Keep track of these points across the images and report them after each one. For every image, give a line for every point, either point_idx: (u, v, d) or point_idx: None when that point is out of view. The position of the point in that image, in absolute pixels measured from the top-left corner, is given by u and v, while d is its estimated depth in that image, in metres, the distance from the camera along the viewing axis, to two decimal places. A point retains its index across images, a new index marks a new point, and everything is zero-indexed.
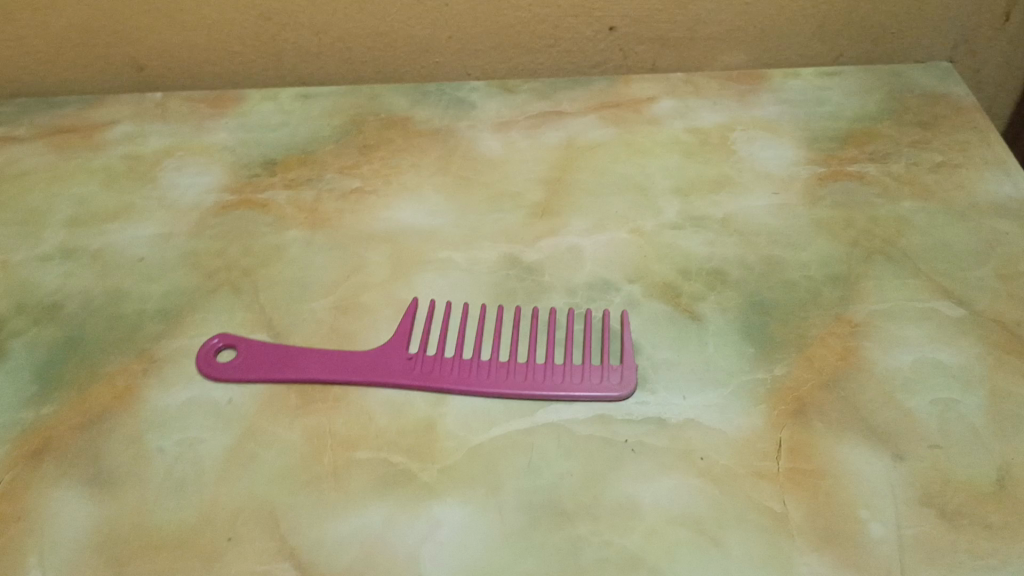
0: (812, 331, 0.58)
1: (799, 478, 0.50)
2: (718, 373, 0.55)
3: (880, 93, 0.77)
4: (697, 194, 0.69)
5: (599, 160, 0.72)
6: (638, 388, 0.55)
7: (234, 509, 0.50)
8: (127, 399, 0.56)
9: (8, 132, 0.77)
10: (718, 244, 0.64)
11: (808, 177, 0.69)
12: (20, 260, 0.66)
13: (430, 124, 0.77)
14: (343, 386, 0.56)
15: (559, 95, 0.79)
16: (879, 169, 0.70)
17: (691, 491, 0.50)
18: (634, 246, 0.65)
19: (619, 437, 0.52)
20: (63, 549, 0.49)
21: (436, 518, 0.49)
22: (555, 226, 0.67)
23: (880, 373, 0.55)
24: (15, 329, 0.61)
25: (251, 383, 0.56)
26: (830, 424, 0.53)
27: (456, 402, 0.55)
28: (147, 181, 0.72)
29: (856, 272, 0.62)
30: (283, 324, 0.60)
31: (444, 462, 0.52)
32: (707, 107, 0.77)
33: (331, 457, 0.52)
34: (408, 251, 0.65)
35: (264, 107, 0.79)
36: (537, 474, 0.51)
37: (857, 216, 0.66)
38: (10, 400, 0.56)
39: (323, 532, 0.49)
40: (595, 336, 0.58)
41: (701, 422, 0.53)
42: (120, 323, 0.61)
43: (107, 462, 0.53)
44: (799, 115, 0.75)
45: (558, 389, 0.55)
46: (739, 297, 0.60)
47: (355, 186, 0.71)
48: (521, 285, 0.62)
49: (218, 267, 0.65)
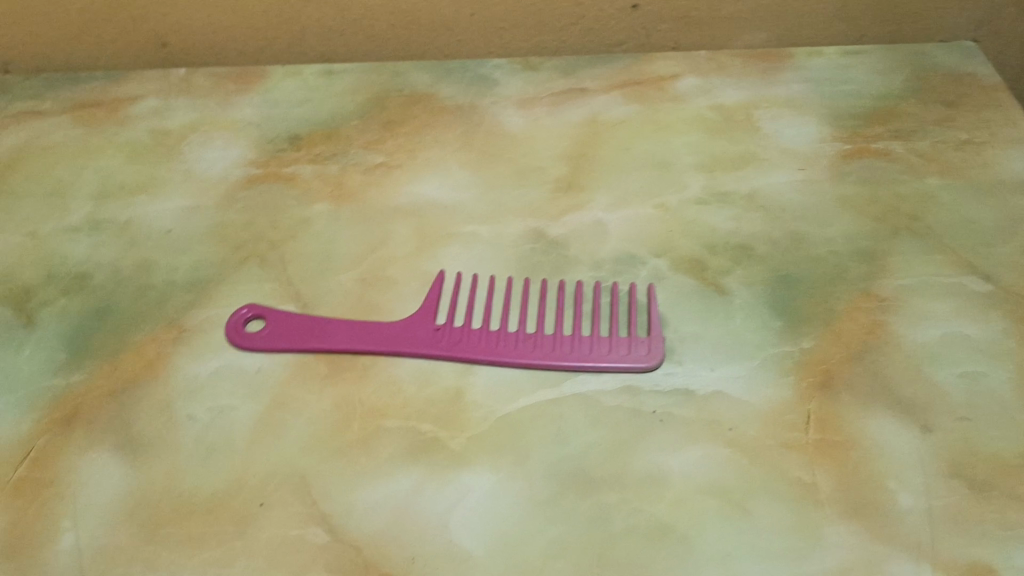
0: (838, 305, 0.58)
1: (828, 449, 0.50)
2: (745, 346, 0.56)
3: (904, 71, 0.77)
4: (722, 171, 0.69)
5: (623, 137, 0.72)
6: (665, 359, 0.55)
7: (265, 475, 0.51)
8: (157, 367, 0.57)
9: (33, 107, 0.78)
10: (743, 219, 0.65)
11: (833, 154, 0.69)
12: (48, 231, 0.67)
13: (454, 100, 0.77)
14: (371, 356, 0.56)
15: (583, 72, 0.79)
16: (904, 147, 0.70)
17: (719, 461, 0.50)
18: (659, 221, 0.65)
19: (647, 408, 0.53)
20: (97, 512, 0.50)
21: (465, 486, 0.49)
22: (580, 201, 0.67)
23: (906, 347, 0.55)
24: (45, 299, 0.61)
25: (280, 352, 0.57)
26: (857, 396, 0.53)
27: (483, 372, 0.55)
28: (172, 155, 0.73)
29: (881, 248, 0.62)
30: (310, 295, 0.61)
31: (473, 431, 0.52)
32: (731, 85, 0.77)
33: (361, 425, 0.53)
34: (434, 225, 0.65)
35: (287, 82, 0.79)
36: (565, 443, 0.51)
37: (882, 192, 0.66)
38: (41, 367, 0.57)
39: (354, 498, 0.49)
40: (621, 309, 0.58)
41: (728, 394, 0.53)
42: (149, 294, 0.61)
43: (139, 428, 0.53)
44: (823, 93, 0.75)
45: (585, 360, 0.55)
46: (765, 271, 0.61)
47: (379, 161, 0.71)
48: (547, 258, 0.62)
49: (244, 239, 0.65)
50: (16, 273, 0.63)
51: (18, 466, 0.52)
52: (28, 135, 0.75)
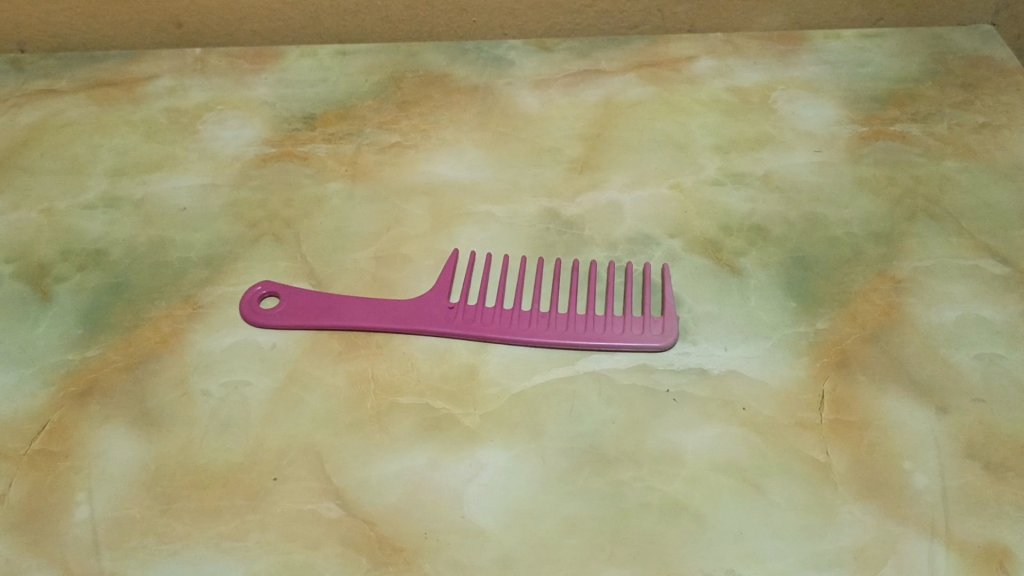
0: (855, 286, 0.58)
1: (843, 429, 0.50)
2: (761, 326, 0.55)
3: (922, 55, 0.77)
4: (738, 152, 0.69)
5: (639, 118, 0.72)
6: (680, 339, 0.55)
7: (280, 450, 0.51)
8: (172, 342, 0.57)
9: (49, 85, 0.78)
10: (760, 200, 0.64)
11: (850, 136, 0.69)
12: (64, 208, 0.67)
13: (469, 81, 0.77)
14: (385, 333, 0.56)
15: (598, 54, 0.79)
16: (921, 130, 0.69)
17: (734, 440, 0.50)
18: (674, 202, 0.64)
19: (661, 387, 0.52)
20: (112, 485, 0.50)
21: (479, 462, 0.49)
22: (595, 181, 0.67)
23: (923, 328, 0.55)
24: (61, 274, 0.61)
25: (295, 329, 0.57)
26: (873, 376, 0.52)
27: (497, 350, 0.55)
28: (187, 134, 0.73)
29: (898, 230, 0.61)
30: (325, 273, 0.61)
31: (487, 408, 0.52)
32: (747, 67, 0.77)
33: (375, 401, 0.53)
34: (449, 205, 0.65)
35: (302, 63, 0.79)
36: (579, 421, 0.51)
37: (899, 174, 0.66)
38: (57, 342, 0.57)
39: (368, 473, 0.49)
40: (636, 289, 0.58)
41: (743, 373, 0.53)
42: (164, 270, 0.61)
43: (154, 402, 0.53)
44: (841, 75, 0.75)
45: (600, 339, 0.55)
46: (780, 252, 0.60)
47: (394, 140, 0.71)
48: (561, 238, 0.62)
49: (259, 217, 0.65)
50: (32, 249, 0.64)
51: (34, 439, 0.52)
52: (44, 112, 0.75)
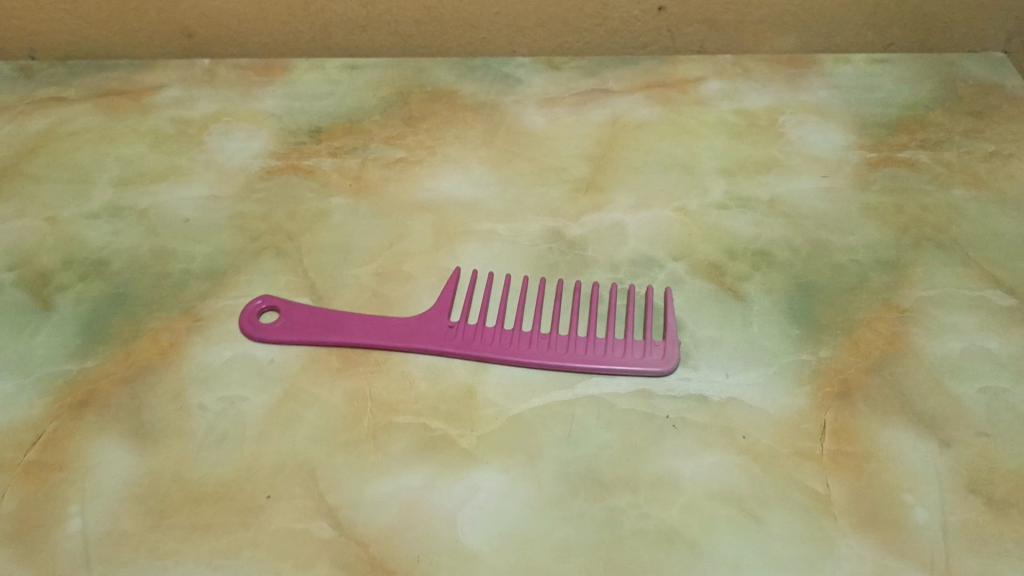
0: (859, 315, 0.57)
1: (844, 460, 0.49)
2: (763, 353, 0.55)
3: (932, 81, 0.76)
4: (745, 175, 0.68)
5: (646, 138, 0.72)
6: (681, 364, 0.54)
7: (274, 467, 0.50)
8: (170, 354, 0.56)
9: (58, 93, 0.78)
10: (765, 224, 0.64)
11: (857, 161, 0.69)
12: (68, 216, 0.67)
13: (476, 98, 0.77)
14: (384, 351, 0.56)
15: (606, 73, 0.78)
16: (930, 157, 0.69)
17: (732, 468, 0.49)
18: (679, 224, 0.64)
19: (660, 412, 0.52)
20: (105, 498, 0.49)
21: (474, 484, 0.49)
22: (600, 202, 0.66)
23: (927, 359, 0.54)
24: (62, 283, 0.61)
25: (293, 344, 0.57)
26: (875, 407, 0.52)
27: (496, 371, 0.55)
28: (194, 144, 0.73)
29: (904, 258, 0.61)
30: (326, 288, 0.60)
31: (484, 429, 0.52)
32: (756, 90, 0.76)
33: (371, 420, 0.52)
34: (452, 222, 0.65)
35: (311, 76, 0.79)
36: (577, 445, 0.50)
37: (907, 202, 0.65)
38: (55, 352, 0.57)
39: (362, 493, 0.49)
40: (637, 312, 0.58)
41: (744, 401, 0.52)
42: (165, 282, 0.61)
43: (150, 415, 0.53)
44: (849, 100, 0.74)
45: (600, 362, 0.54)
46: (785, 278, 0.60)
47: (399, 156, 0.71)
48: (564, 258, 0.62)
49: (263, 230, 0.65)
50: (34, 257, 0.63)
51: (28, 449, 0.52)
52: (52, 120, 0.76)
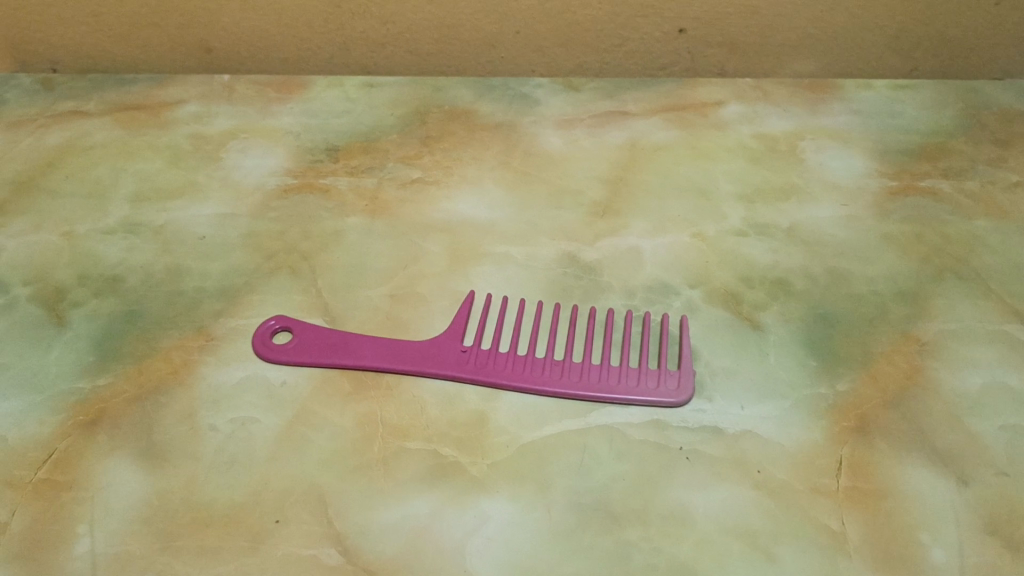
0: (877, 348, 0.56)
1: (860, 497, 0.48)
2: (778, 385, 0.54)
3: (955, 108, 0.75)
4: (763, 202, 0.68)
5: (663, 162, 0.71)
6: (695, 395, 0.54)
7: (283, 492, 0.50)
8: (182, 374, 0.56)
9: (78, 107, 0.79)
10: (783, 252, 0.63)
11: (878, 189, 0.68)
12: (84, 232, 0.67)
13: (494, 118, 0.76)
14: (396, 375, 0.56)
15: (625, 95, 0.78)
16: (952, 186, 0.68)
17: (746, 503, 0.48)
18: (696, 250, 0.64)
19: (673, 444, 0.51)
20: (113, 519, 0.49)
21: (484, 514, 0.48)
22: (616, 226, 0.66)
23: (946, 394, 0.54)
24: (77, 299, 0.62)
25: (305, 366, 0.56)
26: (892, 443, 0.51)
27: (508, 397, 0.54)
28: (211, 161, 0.73)
29: (925, 290, 0.60)
30: (339, 309, 0.60)
31: (494, 457, 0.51)
32: (776, 115, 0.76)
33: (382, 445, 0.52)
34: (467, 244, 0.65)
35: (329, 93, 0.79)
36: (588, 476, 0.50)
37: (927, 232, 0.64)
38: (68, 369, 0.57)
39: (370, 519, 0.48)
40: (652, 340, 0.57)
41: (759, 433, 0.52)
42: (179, 299, 0.61)
43: (160, 435, 0.53)
44: (870, 126, 0.74)
45: (613, 391, 0.54)
46: (802, 308, 0.59)
47: (415, 176, 0.71)
48: (579, 283, 0.61)
49: (278, 249, 0.65)
50: (50, 272, 0.64)
51: (39, 468, 0.52)
52: (71, 134, 0.76)
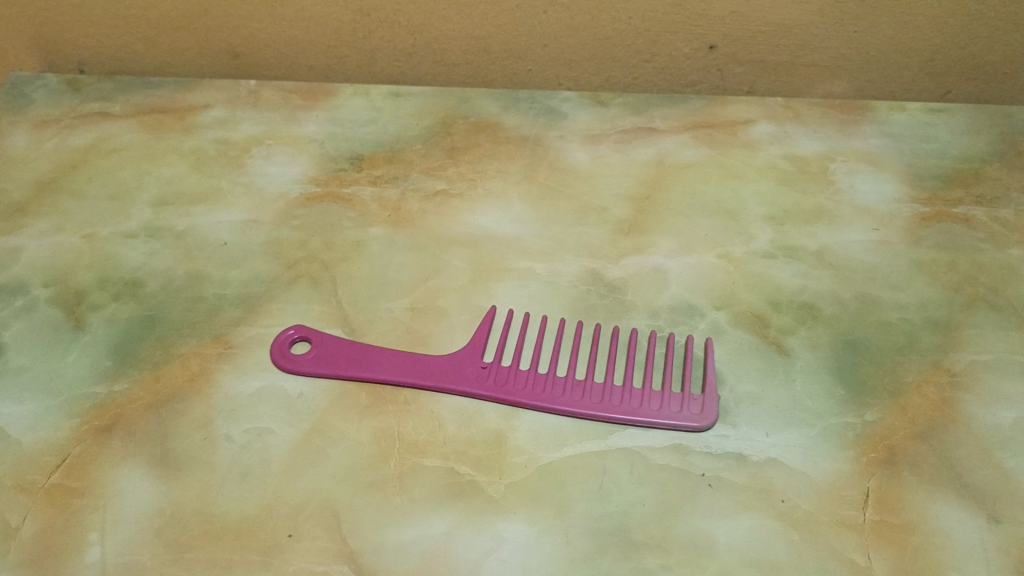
0: (907, 378, 0.55)
1: (886, 532, 0.47)
2: (805, 413, 0.53)
3: (990, 133, 0.74)
4: (792, 224, 0.66)
5: (690, 181, 0.70)
6: (718, 420, 0.53)
7: (297, 506, 0.49)
8: (199, 382, 0.56)
9: (104, 108, 0.78)
10: (811, 276, 0.62)
11: (909, 215, 0.67)
12: (106, 234, 0.67)
13: (520, 131, 0.76)
14: (414, 390, 0.55)
15: (653, 111, 0.77)
16: (986, 214, 0.67)
17: (769, 534, 0.47)
18: (722, 272, 0.62)
19: (696, 470, 0.50)
20: (125, 527, 0.48)
21: (500, 535, 0.47)
22: (641, 244, 0.65)
23: (977, 429, 0.52)
24: (96, 302, 0.61)
25: (323, 378, 0.56)
26: (921, 476, 0.50)
27: (528, 417, 0.53)
28: (235, 167, 0.73)
29: (956, 319, 0.59)
30: (359, 321, 0.60)
31: (512, 477, 0.50)
32: (807, 135, 0.74)
33: (398, 461, 0.51)
34: (489, 259, 0.64)
35: (355, 102, 0.79)
36: (608, 500, 0.49)
37: (960, 260, 0.63)
38: (85, 372, 0.56)
39: (385, 538, 0.48)
40: (676, 362, 0.56)
41: (784, 462, 0.50)
42: (199, 306, 0.61)
43: (175, 444, 0.52)
44: (903, 149, 0.73)
45: (635, 414, 0.53)
46: (830, 334, 0.58)
47: (439, 188, 0.70)
48: (602, 301, 0.60)
49: (299, 258, 0.64)
50: (71, 274, 0.63)
51: (52, 473, 0.51)
52: (96, 136, 0.76)
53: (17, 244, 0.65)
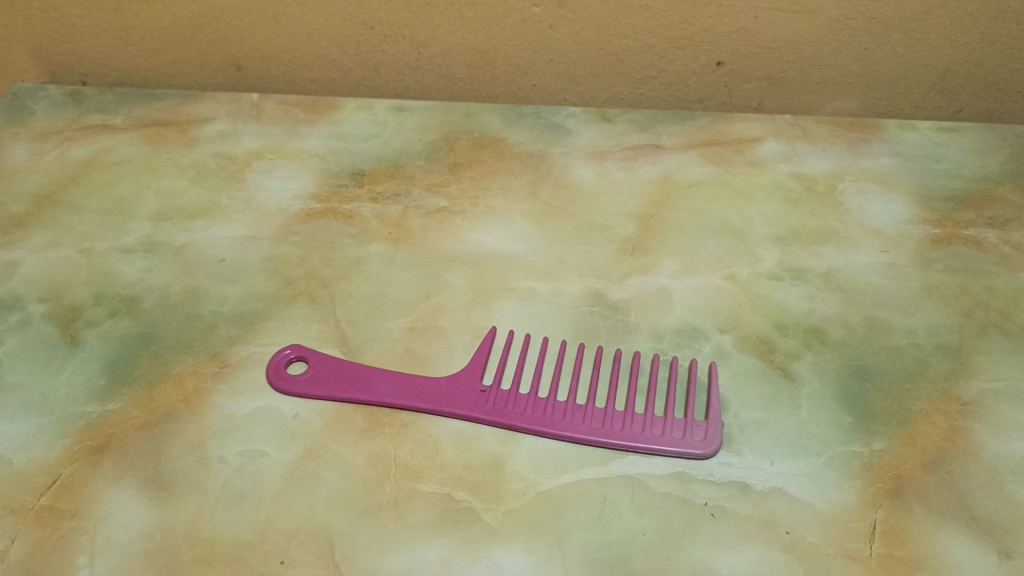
0: (916, 406, 0.54)
1: (894, 566, 0.46)
2: (810, 441, 0.52)
3: (1003, 153, 0.73)
4: (799, 245, 0.65)
5: (696, 200, 0.69)
6: (722, 447, 0.51)
7: (290, 531, 0.48)
8: (193, 402, 0.55)
9: (105, 121, 0.78)
10: (819, 299, 0.61)
11: (920, 237, 0.65)
12: (103, 249, 0.66)
13: (524, 147, 0.75)
14: (412, 413, 0.54)
15: (659, 128, 0.76)
16: (997, 236, 0.65)
17: (773, 567, 0.46)
18: (727, 293, 0.61)
19: (699, 499, 0.49)
20: (114, 552, 0.47)
21: (497, 565, 0.46)
22: (646, 265, 0.64)
23: (987, 459, 0.51)
24: (93, 319, 0.60)
25: (319, 399, 0.55)
26: (929, 508, 0.48)
27: (527, 441, 0.52)
28: (235, 182, 0.72)
29: (967, 346, 0.57)
30: (358, 341, 0.59)
31: (510, 504, 0.49)
32: (815, 153, 0.73)
33: (394, 486, 0.50)
34: (490, 278, 0.63)
35: (358, 116, 0.78)
36: (607, 528, 0.48)
37: (971, 284, 0.62)
38: (78, 390, 0.55)
39: (378, 565, 0.46)
40: (680, 387, 0.55)
41: (789, 492, 0.49)
42: (196, 323, 0.60)
43: (166, 465, 0.51)
44: (913, 169, 0.71)
45: (636, 440, 0.52)
46: (837, 359, 0.57)
47: (441, 205, 0.69)
48: (605, 323, 0.59)
49: (298, 275, 0.63)
50: (67, 289, 0.63)
51: (42, 494, 0.50)
52: (97, 148, 0.75)
53: (14, 259, 0.65)
